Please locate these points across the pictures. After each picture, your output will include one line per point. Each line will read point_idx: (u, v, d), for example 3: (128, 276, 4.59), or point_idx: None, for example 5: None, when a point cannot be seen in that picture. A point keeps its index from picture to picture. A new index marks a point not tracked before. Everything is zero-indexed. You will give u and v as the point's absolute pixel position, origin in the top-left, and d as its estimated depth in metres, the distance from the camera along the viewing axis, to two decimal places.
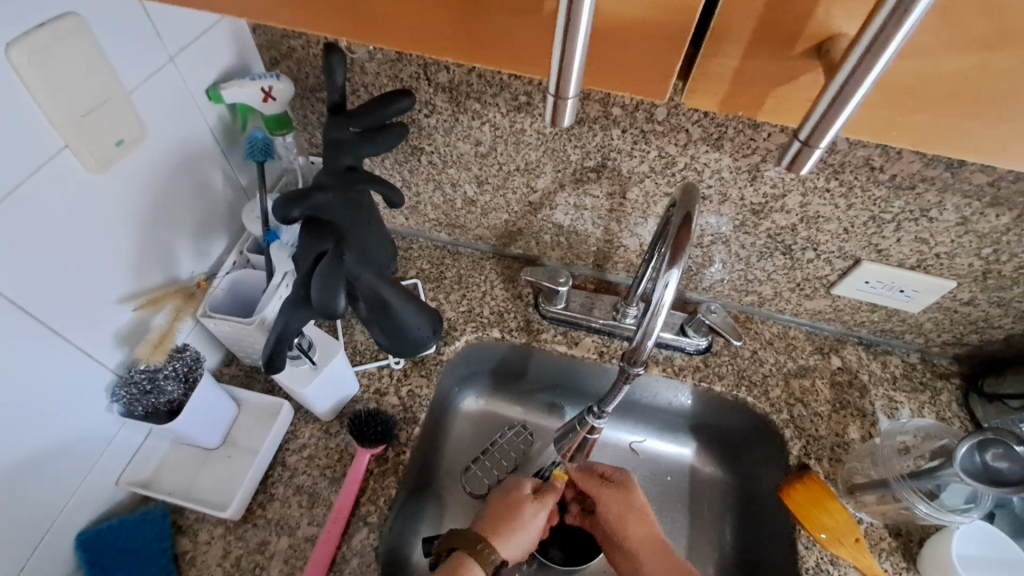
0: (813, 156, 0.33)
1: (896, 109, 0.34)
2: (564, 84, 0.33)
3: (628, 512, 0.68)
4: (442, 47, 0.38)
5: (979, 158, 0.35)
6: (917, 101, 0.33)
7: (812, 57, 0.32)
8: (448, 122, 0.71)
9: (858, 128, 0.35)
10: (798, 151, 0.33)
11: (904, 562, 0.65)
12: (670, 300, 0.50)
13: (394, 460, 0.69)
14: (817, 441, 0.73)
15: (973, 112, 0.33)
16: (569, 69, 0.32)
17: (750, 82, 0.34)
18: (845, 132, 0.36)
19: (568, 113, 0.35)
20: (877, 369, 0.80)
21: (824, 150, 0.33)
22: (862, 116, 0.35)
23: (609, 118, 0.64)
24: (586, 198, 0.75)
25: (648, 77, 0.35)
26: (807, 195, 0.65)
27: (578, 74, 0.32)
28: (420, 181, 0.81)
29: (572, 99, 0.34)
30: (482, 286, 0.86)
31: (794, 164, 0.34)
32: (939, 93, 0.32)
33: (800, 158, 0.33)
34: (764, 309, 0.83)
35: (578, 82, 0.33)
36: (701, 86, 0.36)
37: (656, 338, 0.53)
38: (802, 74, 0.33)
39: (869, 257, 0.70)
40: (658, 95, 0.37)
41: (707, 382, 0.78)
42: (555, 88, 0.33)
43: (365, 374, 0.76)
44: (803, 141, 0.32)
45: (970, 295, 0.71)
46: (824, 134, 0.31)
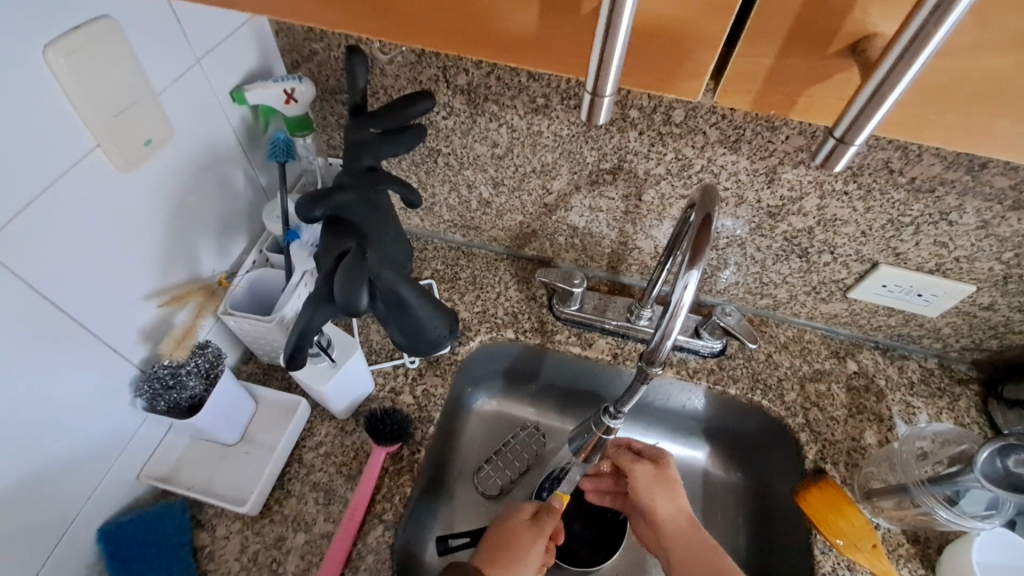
0: (847, 154, 0.33)
1: (930, 108, 0.34)
2: (601, 83, 0.33)
3: (663, 476, 0.68)
4: (464, 47, 0.39)
5: (1008, 155, 0.35)
6: (953, 103, 0.33)
7: (847, 56, 0.32)
8: (465, 124, 0.72)
9: (889, 128, 0.36)
10: (832, 148, 0.33)
11: (922, 569, 0.64)
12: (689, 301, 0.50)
13: (410, 459, 0.69)
14: (833, 446, 0.72)
15: (1010, 110, 0.33)
16: (608, 69, 0.32)
17: (785, 80, 0.34)
18: (877, 132, 0.36)
19: (603, 112, 0.35)
20: (894, 374, 0.79)
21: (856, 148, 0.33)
22: (895, 114, 0.34)
23: (626, 120, 0.64)
24: (602, 200, 0.76)
25: (680, 75, 0.36)
26: (825, 198, 0.65)
27: (616, 73, 0.33)
28: (436, 183, 0.82)
29: (609, 96, 0.34)
30: (496, 287, 0.87)
31: (827, 161, 0.34)
32: (973, 94, 0.32)
33: (834, 155, 0.33)
34: (779, 312, 0.83)
35: (616, 81, 0.33)
36: (734, 86, 0.36)
37: (674, 339, 0.53)
38: (836, 73, 0.33)
39: (886, 260, 0.70)
40: (690, 94, 0.37)
41: (721, 386, 0.78)
42: (593, 85, 0.34)
43: (381, 372, 0.76)
44: (839, 138, 0.32)
45: (990, 300, 0.71)
46: (860, 131, 0.31)
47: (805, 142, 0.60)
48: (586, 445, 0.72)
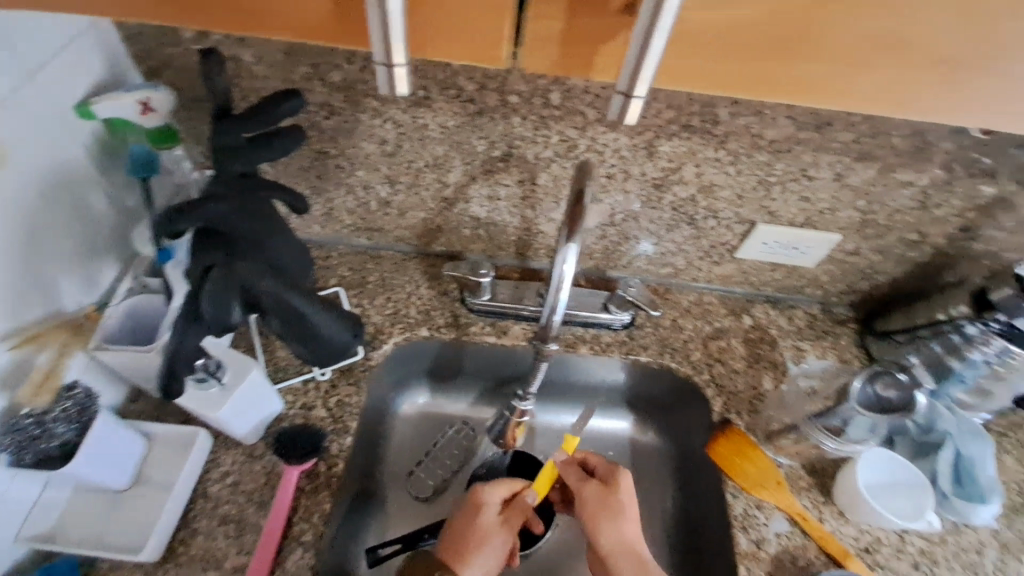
0: (633, 107, 0.36)
1: (705, 56, 0.36)
2: (390, 52, 0.35)
3: (610, 498, 0.67)
4: (288, 28, 0.38)
5: (800, 98, 0.38)
6: (732, 51, 0.36)
7: (625, 14, 0.35)
8: (347, 122, 0.69)
9: (667, 79, 0.38)
10: (622, 102, 0.36)
11: (821, 496, 0.69)
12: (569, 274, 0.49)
13: (328, 474, 0.66)
14: (737, 396, 0.77)
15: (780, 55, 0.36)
16: (390, 34, 0.34)
17: (580, 38, 0.37)
18: (659, 83, 0.39)
19: (402, 83, 0.37)
20: (785, 323, 0.86)
21: (640, 100, 0.36)
22: (667, 60, 0.37)
23: (507, 106, 0.64)
24: (498, 188, 0.76)
25: (485, 45, 0.37)
26: (701, 166, 0.69)
27: (400, 39, 0.35)
28: (329, 186, 0.79)
29: (403, 65, 0.36)
30: (406, 287, 0.85)
31: (621, 114, 0.37)
32: (741, 43, 0.35)
33: (623, 109, 0.37)
34: (679, 279, 0.88)
35: (404, 49, 0.35)
36: (534, 51, 0.38)
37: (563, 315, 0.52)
38: (619, 32, 0.36)
39: (763, 220, 0.75)
40: (497, 61, 0.38)
41: (633, 355, 0.81)
42: (383, 56, 0.36)
43: (289, 390, 0.73)
44: (624, 92, 0.36)
45: (854, 246, 0.78)
46: (638, 80, 0.34)
47: (676, 116, 0.63)
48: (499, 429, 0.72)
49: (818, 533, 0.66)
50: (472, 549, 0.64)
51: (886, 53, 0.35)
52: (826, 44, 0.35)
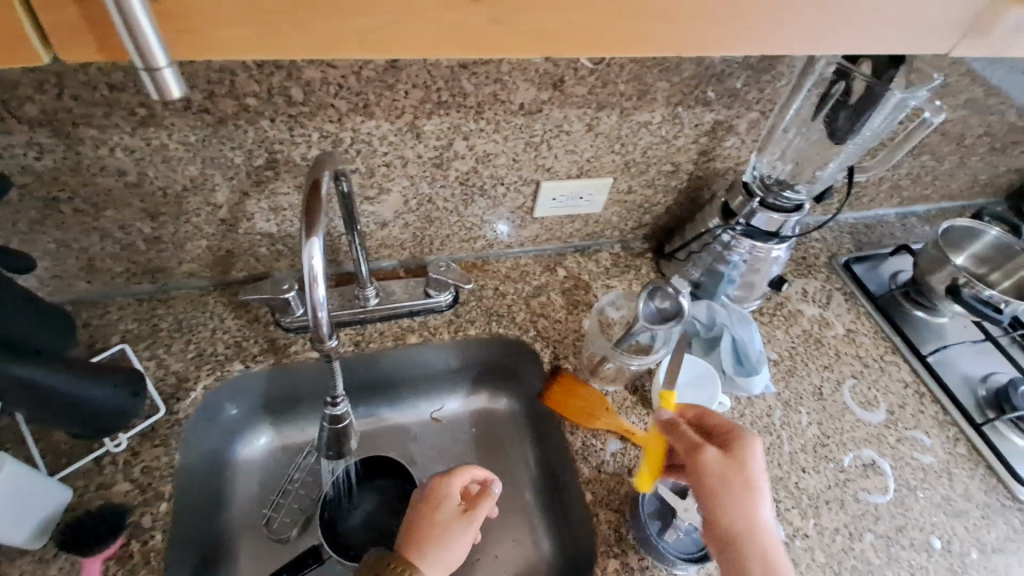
0: (166, 80, 0.34)
1: (232, 19, 0.34)
2: None
3: (721, 491, 0.58)
4: None
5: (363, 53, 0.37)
6: (267, 14, 0.34)
7: None
8: (68, 158, 0.61)
9: (190, 51, 0.35)
10: (151, 78, 0.33)
11: (645, 410, 0.78)
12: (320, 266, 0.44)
13: (144, 550, 0.59)
14: (562, 343, 0.83)
15: (300, 14, 0.34)
16: None
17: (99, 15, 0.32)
18: (177, 56, 0.35)
19: None
20: (594, 267, 0.94)
21: (173, 72, 0.34)
22: (168, 35, 0.33)
23: (249, 111, 0.61)
24: (278, 199, 0.72)
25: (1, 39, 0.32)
26: (469, 138, 0.71)
27: None
28: (76, 234, 0.69)
29: None
30: (209, 323, 0.78)
31: (161, 91, 0.34)
32: (254, 8, 0.33)
33: (159, 85, 0.34)
34: (494, 249, 0.91)
35: None
36: (62, 39, 0.33)
37: (326, 310, 0.46)
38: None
39: (544, 178, 0.81)
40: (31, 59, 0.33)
41: (462, 332, 0.83)
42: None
43: (79, 473, 0.63)
44: (144, 67, 0.33)
45: (628, 186, 0.87)
46: (148, 52, 0.32)
47: (425, 94, 0.65)
48: (324, 444, 0.63)
49: (645, 440, 0.74)
50: (431, 545, 0.63)
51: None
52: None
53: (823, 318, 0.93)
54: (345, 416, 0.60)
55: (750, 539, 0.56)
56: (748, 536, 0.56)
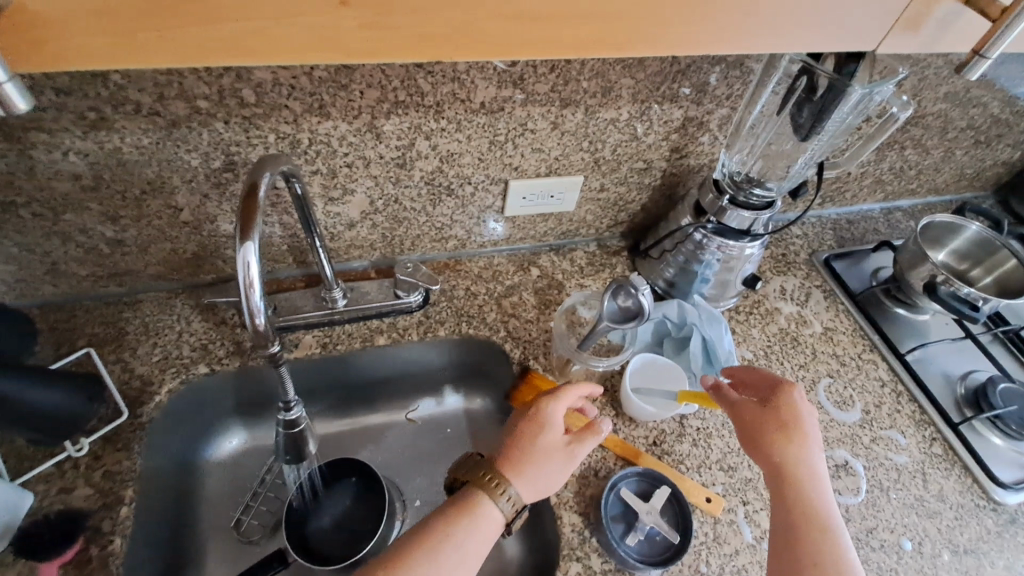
0: (11, 94, 0.35)
1: (84, 31, 0.34)
2: None
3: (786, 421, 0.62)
4: None
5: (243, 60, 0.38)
6: (122, 22, 0.34)
7: None
8: (21, 162, 0.60)
9: (40, 63, 0.34)
10: None
11: (612, 410, 0.76)
12: (254, 270, 0.43)
13: (102, 555, 0.59)
14: (532, 343, 0.82)
15: (157, 22, 0.34)
16: None
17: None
18: (18, 66, 0.34)
19: None
20: (569, 266, 0.93)
21: (15, 85, 0.35)
22: (9, 45, 0.33)
23: (201, 113, 0.60)
24: (240, 200, 0.72)
25: None
26: (431, 138, 0.71)
27: None
28: (38, 238, 0.69)
29: None
30: (176, 326, 0.78)
31: (5, 104, 0.35)
32: (105, 17, 0.33)
33: (2, 99, 0.35)
34: (467, 248, 0.91)
35: None
36: None
37: (263, 316, 0.45)
38: None
39: (512, 177, 0.80)
40: None
41: (432, 333, 0.82)
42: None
43: (41, 477, 0.63)
44: None
45: (600, 183, 0.86)
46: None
47: (381, 94, 0.64)
48: (281, 447, 0.63)
49: (613, 441, 0.73)
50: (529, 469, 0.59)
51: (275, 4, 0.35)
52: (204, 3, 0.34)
53: (802, 315, 0.92)
54: (299, 421, 0.60)
55: (802, 501, 0.58)
56: (796, 501, 0.58)
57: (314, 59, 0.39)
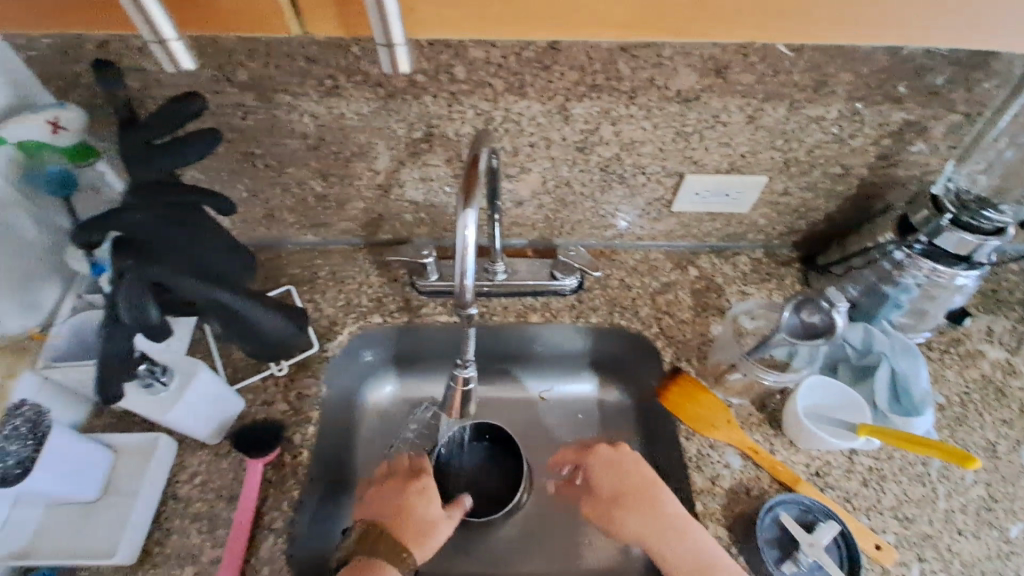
0: (399, 54, 0.46)
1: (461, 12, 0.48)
2: (159, 29, 0.43)
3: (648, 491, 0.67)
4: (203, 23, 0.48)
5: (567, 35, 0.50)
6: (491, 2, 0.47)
7: None
8: (268, 121, 0.70)
9: (431, 30, 0.50)
10: (389, 52, 0.46)
11: (772, 430, 0.73)
12: (472, 238, 0.47)
13: (292, 464, 0.69)
14: (686, 344, 0.80)
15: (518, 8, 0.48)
16: (152, 15, 0.42)
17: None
18: (416, 32, 0.50)
19: (181, 56, 0.45)
20: (730, 270, 0.88)
21: (405, 49, 0.46)
22: (416, 14, 0.48)
23: (416, 86, 0.66)
24: (429, 169, 0.77)
25: (266, 19, 0.48)
26: (617, 124, 0.70)
27: (164, 20, 0.43)
28: (265, 186, 0.80)
29: (174, 40, 0.44)
30: (357, 277, 0.87)
31: (394, 65, 0.47)
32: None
33: (395, 58, 0.46)
34: (624, 239, 0.89)
35: (170, 25, 0.43)
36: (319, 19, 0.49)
37: (472, 279, 0.49)
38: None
39: (690, 170, 0.77)
40: (284, 29, 0.49)
41: (583, 318, 0.83)
42: (154, 36, 0.44)
43: (249, 388, 0.75)
44: (386, 43, 0.45)
45: (783, 186, 0.80)
46: (392, 29, 0.44)
47: (580, 77, 0.65)
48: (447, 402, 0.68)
49: (770, 463, 0.70)
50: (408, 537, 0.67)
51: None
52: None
53: (1011, 364, 0.78)
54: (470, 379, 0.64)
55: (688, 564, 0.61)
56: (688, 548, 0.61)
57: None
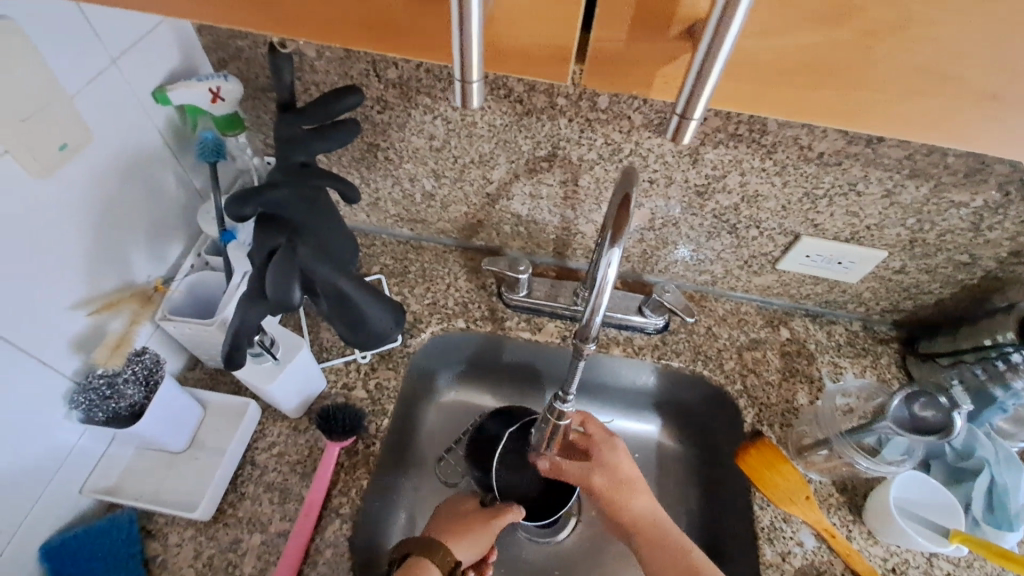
0: (690, 128, 0.35)
1: (773, 80, 0.36)
2: (467, 70, 0.34)
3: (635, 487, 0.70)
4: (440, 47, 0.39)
5: (889, 129, 0.38)
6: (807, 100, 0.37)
7: (686, 38, 0.34)
8: (401, 117, 0.72)
9: (727, 100, 0.38)
10: (678, 123, 0.35)
11: (850, 515, 0.70)
12: (612, 277, 0.53)
13: (365, 452, 0.70)
14: (770, 408, 0.77)
15: (842, 82, 0.35)
16: (468, 53, 0.33)
17: (639, 61, 0.36)
18: (715, 102, 0.38)
19: (475, 96, 0.36)
20: (823, 339, 0.85)
21: (697, 121, 0.35)
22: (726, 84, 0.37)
23: (555, 108, 0.66)
24: (541, 187, 0.77)
25: (549, 60, 0.37)
26: (746, 175, 0.69)
27: (478, 60, 0.34)
28: (378, 177, 0.82)
29: (477, 81, 0.35)
30: (446, 278, 0.88)
31: (677, 135, 0.36)
32: (819, 69, 0.35)
33: (680, 130, 0.35)
34: (717, 287, 0.87)
35: (480, 65, 0.34)
36: (602, 71, 0.37)
37: (603, 314, 0.56)
38: (679, 54, 0.35)
39: (807, 232, 0.74)
40: (559, 78, 0.39)
41: (665, 360, 0.81)
42: (460, 73, 0.35)
43: (332, 369, 0.77)
44: (680, 114, 0.34)
45: (901, 263, 0.76)
46: (696, 101, 0.33)
47: (722, 124, 0.64)
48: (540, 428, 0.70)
49: (844, 549, 0.67)
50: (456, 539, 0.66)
51: (949, 75, 0.34)
52: (900, 70, 0.34)
53: None
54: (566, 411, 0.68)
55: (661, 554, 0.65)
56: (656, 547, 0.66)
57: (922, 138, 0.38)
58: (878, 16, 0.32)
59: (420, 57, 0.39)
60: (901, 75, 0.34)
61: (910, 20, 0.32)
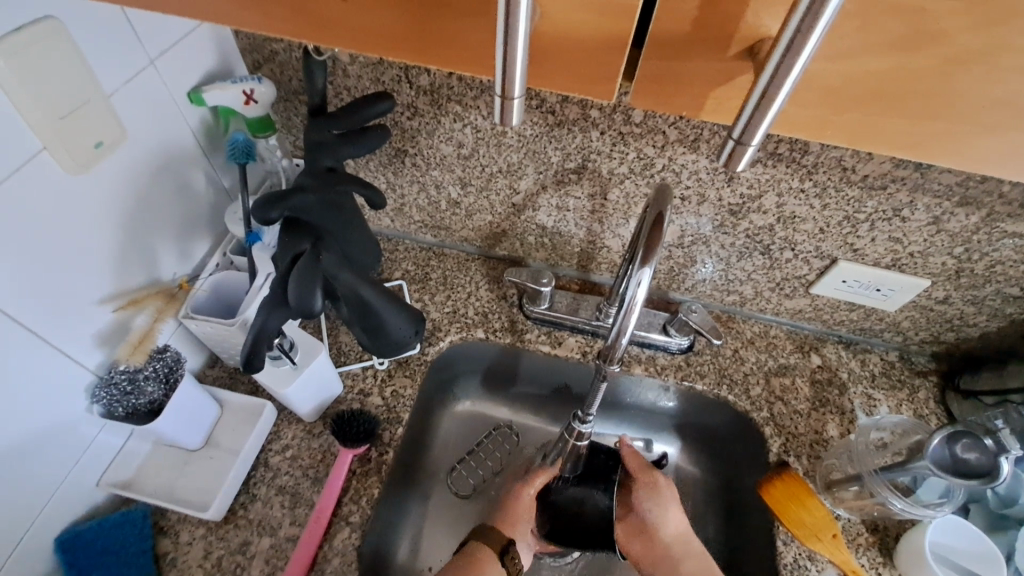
0: (745, 155, 0.33)
1: (839, 106, 0.34)
2: (509, 86, 0.33)
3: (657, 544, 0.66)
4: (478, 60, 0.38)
5: (951, 160, 0.36)
6: (870, 129, 0.35)
7: (745, 58, 0.33)
8: (430, 124, 0.72)
9: (792, 126, 0.36)
10: (732, 149, 0.33)
11: (880, 558, 0.67)
12: (641, 296, 0.51)
13: (378, 460, 0.69)
14: (797, 438, 0.74)
15: (908, 109, 0.34)
16: (512, 70, 0.32)
17: (689, 81, 0.35)
18: (776, 127, 0.37)
19: (515, 113, 0.35)
20: (856, 368, 0.81)
21: (755, 149, 0.33)
22: (792, 108, 0.35)
23: (587, 120, 0.65)
24: (568, 200, 0.76)
25: (596, 78, 0.36)
26: (783, 196, 0.66)
27: (522, 75, 0.32)
28: (405, 183, 0.82)
29: (518, 98, 0.34)
30: (467, 287, 0.87)
31: (730, 161, 0.34)
32: (887, 96, 0.33)
33: (735, 155, 0.34)
34: (745, 308, 0.85)
35: (523, 82, 0.33)
36: (650, 89, 0.36)
37: (630, 335, 0.55)
38: (738, 75, 0.34)
39: (845, 256, 0.71)
40: (605, 96, 0.38)
41: (688, 381, 0.79)
42: (501, 87, 0.33)
43: (349, 374, 0.76)
44: (737, 139, 0.32)
45: (945, 294, 0.72)
46: (755, 129, 0.31)
47: (761, 142, 0.61)
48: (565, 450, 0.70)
49: None
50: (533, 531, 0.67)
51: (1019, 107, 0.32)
52: (969, 100, 0.32)
53: None
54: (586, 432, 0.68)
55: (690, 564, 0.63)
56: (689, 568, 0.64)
57: (995, 169, 0.36)
58: (962, 43, 0.30)
59: (464, 71, 0.38)
60: (981, 105, 0.32)
61: (1001, 47, 0.29)
